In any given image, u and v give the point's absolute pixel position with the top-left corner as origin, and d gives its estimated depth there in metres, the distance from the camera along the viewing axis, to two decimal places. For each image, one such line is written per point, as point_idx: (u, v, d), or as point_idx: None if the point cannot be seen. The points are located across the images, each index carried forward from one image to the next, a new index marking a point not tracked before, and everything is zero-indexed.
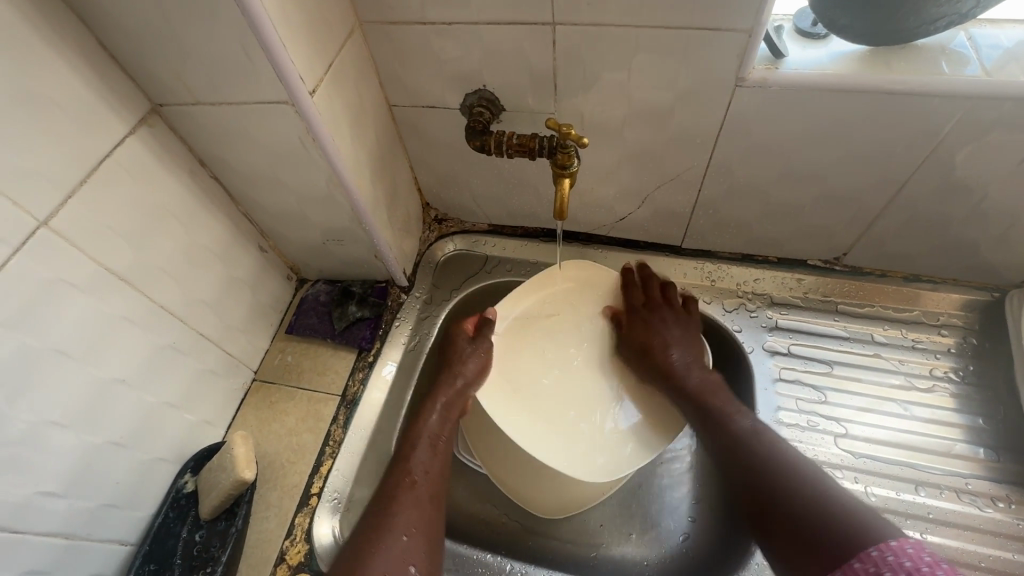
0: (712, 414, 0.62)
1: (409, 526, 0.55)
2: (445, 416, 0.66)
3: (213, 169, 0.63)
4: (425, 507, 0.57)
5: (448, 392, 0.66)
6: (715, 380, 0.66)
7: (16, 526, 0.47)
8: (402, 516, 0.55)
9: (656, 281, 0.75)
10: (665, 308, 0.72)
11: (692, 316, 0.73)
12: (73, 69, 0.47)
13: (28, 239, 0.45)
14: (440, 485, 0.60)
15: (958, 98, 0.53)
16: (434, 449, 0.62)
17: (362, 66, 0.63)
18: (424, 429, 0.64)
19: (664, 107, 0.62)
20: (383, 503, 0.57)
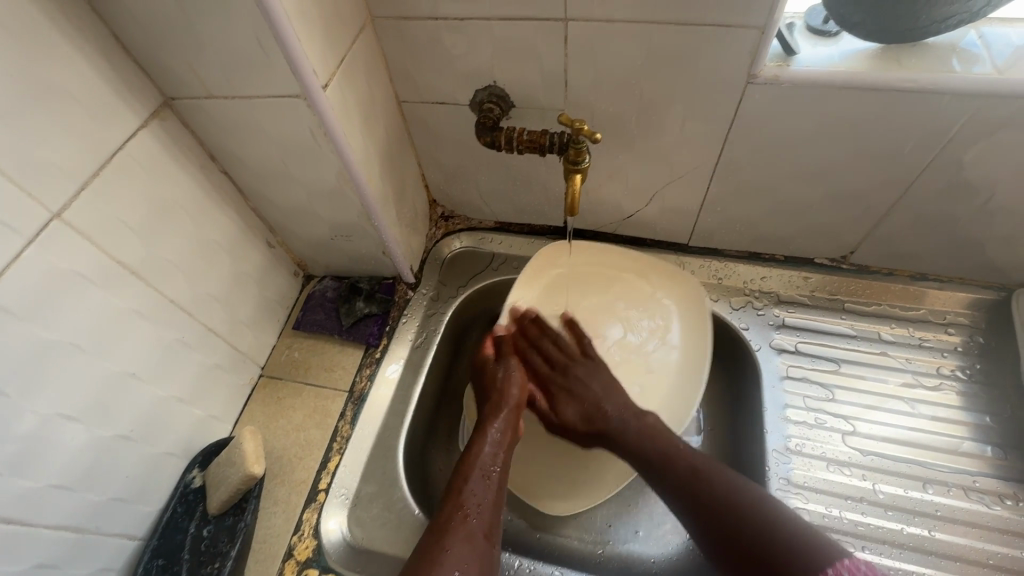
0: (654, 459, 0.61)
1: (464, 563, 0.49)
2: (499, 447, 0.61)
3: (223, 164, 0.63)
4: (478, 543, 0.51)
5: (505, 417, 0.64)
6: (651, 422, 0.64)
7: (26, 518, 0.47)
8: (452, 554, 0.50)
9: (546, 337, 0.72)
10: (569, 367, 0.70)
11: (591, 356, 0.71)
12: (87, 61, 0.47)
13: (42, 231, 0.45)
14: (495, 521, 0.55)
15: (968, 97, 0.53)
16: (491, 480, 0.58)
17: (373, 62, 0.63)
18: (476, 458, 0.59)
19: (675, 105, 0.62)
20: (436, 535, 0.52)
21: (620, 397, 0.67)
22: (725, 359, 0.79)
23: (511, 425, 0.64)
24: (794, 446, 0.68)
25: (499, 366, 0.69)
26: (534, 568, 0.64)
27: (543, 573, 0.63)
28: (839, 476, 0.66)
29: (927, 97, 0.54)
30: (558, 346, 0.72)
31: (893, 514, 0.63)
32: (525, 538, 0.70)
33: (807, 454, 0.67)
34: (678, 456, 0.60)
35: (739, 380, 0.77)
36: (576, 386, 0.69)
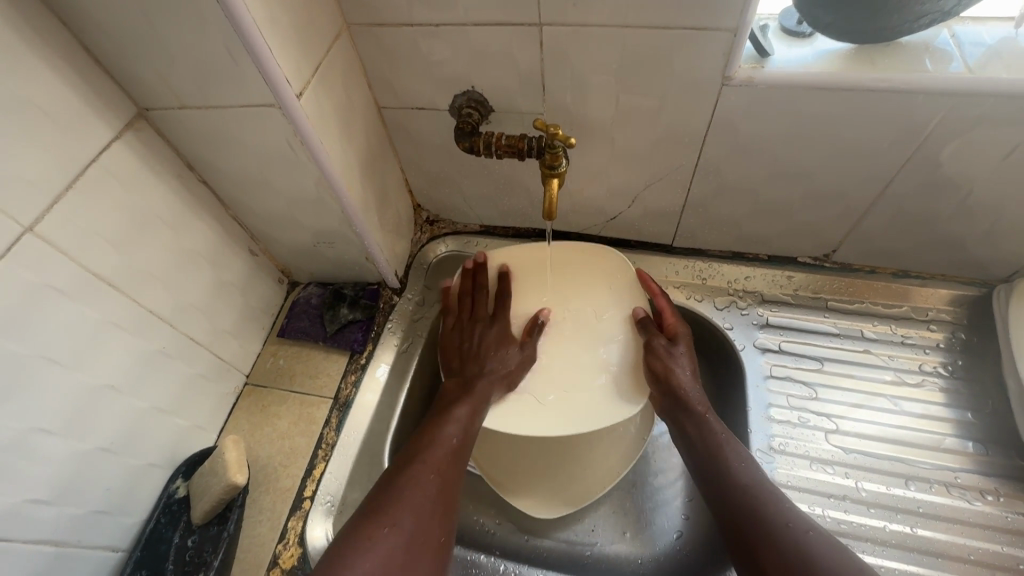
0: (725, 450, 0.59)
1: (393, 529, 0.50)
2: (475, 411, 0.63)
3: (202, 173, 0.63)
4: (419, 511, 0.53)
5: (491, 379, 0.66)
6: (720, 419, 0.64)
7: (3, 534, 0.46)
8: (409, 493, 0.53)
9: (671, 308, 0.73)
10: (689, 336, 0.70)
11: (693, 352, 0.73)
12: (57, 74, 0.47)
13: (14, 245, 0.45)
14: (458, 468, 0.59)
15: (941, 96, 0.54)
16: (460, 446, 0.60)
17: (350, 68, 0.63)
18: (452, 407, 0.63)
19: (652, 107, 0.62)
20: (386, 491, 0.54)
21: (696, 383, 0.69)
22: (710, 356, 0.80)
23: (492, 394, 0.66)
24: (778, 445, 0.68)
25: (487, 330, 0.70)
26: (519, 571, 0.66)
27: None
28: (823, 475, 0.66)
29: (900, 97, 0.55)
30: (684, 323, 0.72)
31: (875, 512, 0.64)
32: (513, 542, 0.70)
33: (790, 453, 0.68)
34: (742, 465, 0.57)
35: (725, 379, 0.77)
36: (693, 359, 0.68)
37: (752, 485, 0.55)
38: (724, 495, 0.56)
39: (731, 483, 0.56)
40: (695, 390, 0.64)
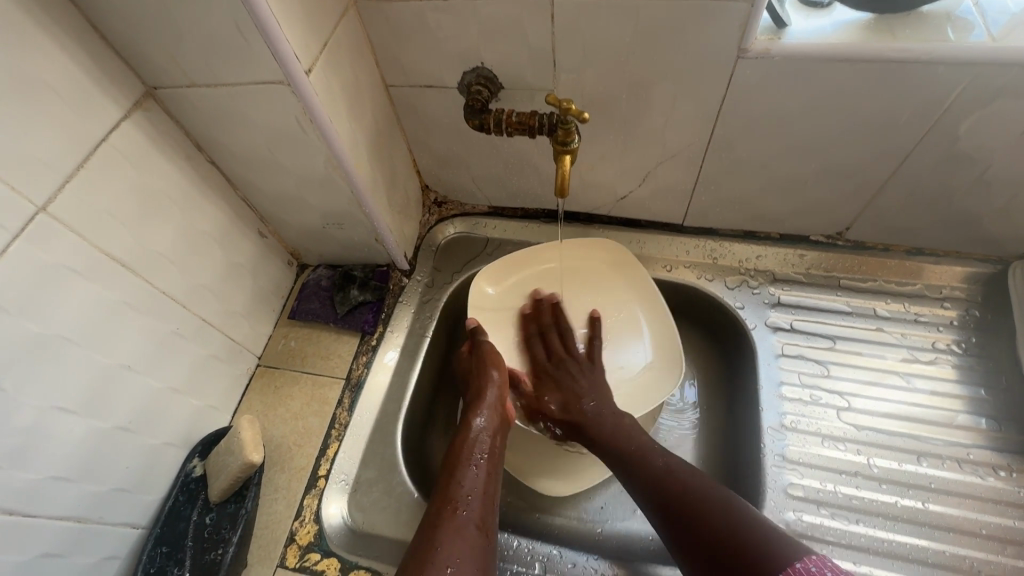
0: (629, 453, 0.61)
1: (455, 556, 0.49)
2: (494, 422, 0.63)
3: (210, 154, 0.62)
4: (470, 534, 0.52)
5: (490, 407, 0.64)
6: (631, 423, 0.64)
7: (27, 510, 0.47)
8: (447, 544, 0.50)
9: (552, 330, 0.73)
10: (569, 361, 0.70)
11: (596, 360, 0.71)
12: (67, 51, 0.46)
13: (28, 224, 0.45)
14: (489, 510, 0.55)
15: (962, 67, 0.53)
16: (485, 473, 0.58)
17: (358, 45, 0.62)
18: (466, 445, 0.60)
19: (665, 82, 0.61)
20: (424, 541, 0.51)
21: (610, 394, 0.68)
22: (720, 337, 0.80)
23: (496, 424, 0.63)
24: (790, 423, 0.68)
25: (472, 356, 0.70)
26: (532, 547, 0.64)
27: (540, 550, 0.63)
28: (834, 452, 0.66)
29: (919, 68, 0.53)
30: (583, 340, 0.72)
31: (887, 487, 0.64)
32: (524, 518, 0.71)
33: (802, 430, 0.68)
34: (653, 456, 0.60)
35: (735, 360, 0.77)
36: (580, 378, 0.69)
37: (673, 469, 0.58)
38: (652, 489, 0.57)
39: (647, 469, 0.59)
40: (583, 414, 0.66)
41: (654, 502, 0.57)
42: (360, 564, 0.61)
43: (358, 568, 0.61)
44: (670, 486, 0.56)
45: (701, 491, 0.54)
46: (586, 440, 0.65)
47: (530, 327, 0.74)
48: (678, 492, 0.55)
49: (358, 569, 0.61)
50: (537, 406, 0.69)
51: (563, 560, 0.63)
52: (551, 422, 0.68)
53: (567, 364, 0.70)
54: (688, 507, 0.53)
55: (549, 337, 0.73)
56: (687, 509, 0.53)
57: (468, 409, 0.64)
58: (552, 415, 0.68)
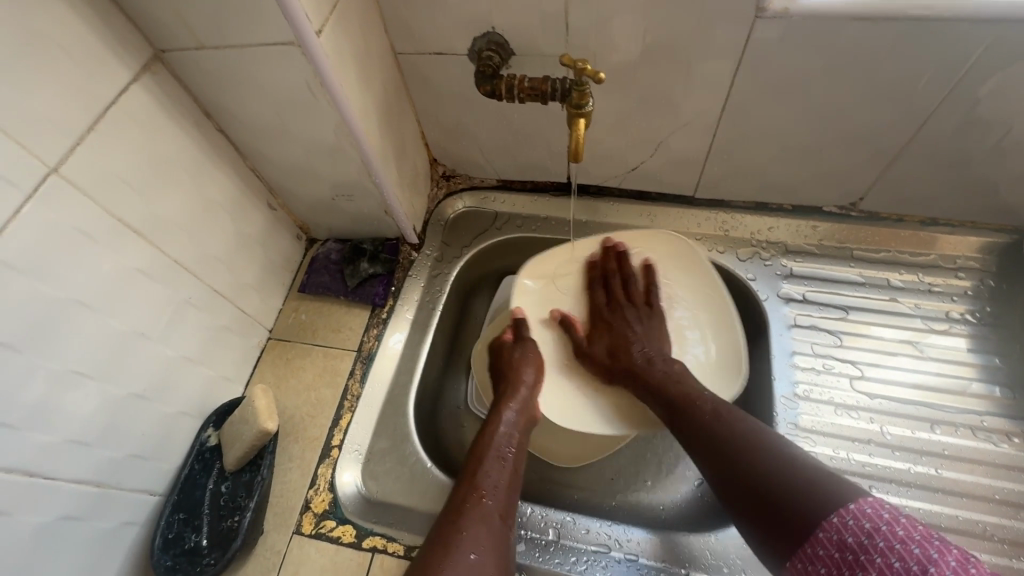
0: (672, 401, 0.60)
1: (479, 544, 0.49)
2: (523, 419, 0.62)
3: (219, 121, 0.62)
4: (494, 525, 0.52)
5: (523, 402, 0.63)
6: (680, 368, 0.63)
7: (47, 472, 0.47)
8: (471, 532, 0.50)
9: (617, 276, 0.73)
10: (625, 306, 0.71)
11: (654, 307, 0.71)
12: (75, 10, 0.46)
13: (40, 186, 0.45)
14: (510, 504, 0.55)
15: (986, 24, 0.51)
16: (512, 467, 0.58)
17: (367, 9, 0.61)
18: (495, 438, 0.59)
19: (681, 45, 0.59)
20: (447, 527, 0.51)
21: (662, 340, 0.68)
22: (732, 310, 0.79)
23: (525, 420, 0.62)
24: (802, 392, 0.68)
25: (513, 349, 0.69)
26: (546, 514, 0.63)
27: (554, 517, 0.63)
28: (847, 420, 0.66)
29: (942, 27, 0.52)
30: (630, 287, 0.72)
31: (900, 454, 0.64)
32: (537, 489, 0.71)
33: (815, 399, 0.68)
34: (698, 398, 0.59)
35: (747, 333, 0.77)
36: (634, 326, 0.69)
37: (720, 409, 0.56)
38: (701, 429, 0.56)
39: (694, 410, 0.58)
40: (636, 359, 0.66)
41: (704, 449, 0.55)
42: (375, 531, 0.61)
43: (373, 535, 0.61)
44: (721, 433, 0.54)
45: (756, 437, 0.52)
46: (631, 382, 0.66)
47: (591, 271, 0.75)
48: (732, 439, 0.53)
49: (373, 536, 0.61)
50: (585, 350, 0.70)
51: (577, 526, 0.62)
52: (594, 363, 0.69)
53: (630, 310, 0.70)
54: (740, 456, 0.51)
55: (608, 279, 0.73)
56: (739, 452, 0.51)
57: (501, 402, 0.63)
58: (597, 358, 0.69)
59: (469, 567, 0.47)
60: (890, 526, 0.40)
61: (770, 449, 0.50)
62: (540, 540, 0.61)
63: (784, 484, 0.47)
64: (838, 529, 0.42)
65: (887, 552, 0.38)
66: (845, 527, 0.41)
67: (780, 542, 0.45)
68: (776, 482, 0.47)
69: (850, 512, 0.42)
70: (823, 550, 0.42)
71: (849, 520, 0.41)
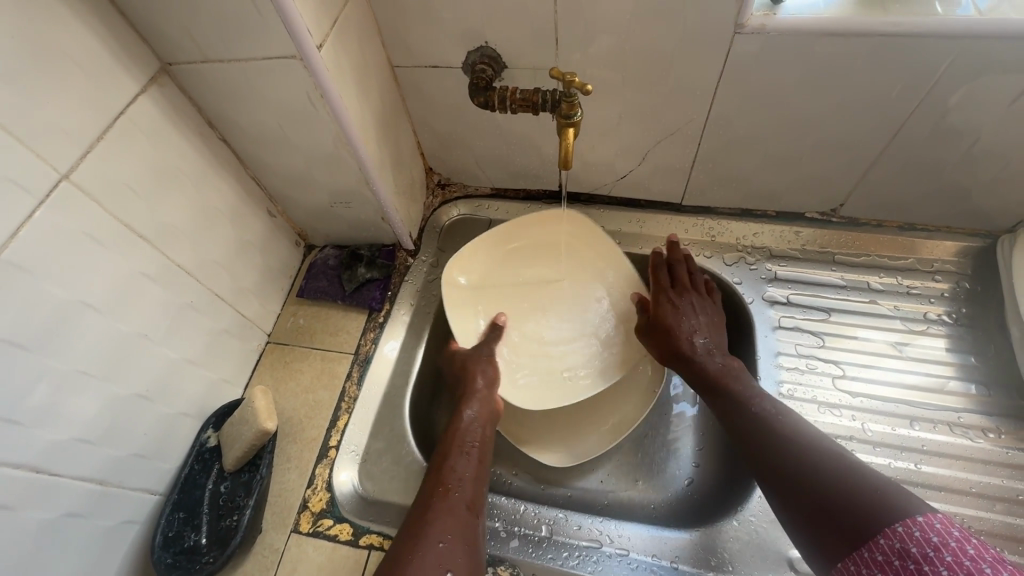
0: (731, 390, 0.63)
1: (446, 532, 0.53)
2: (486, 412, 0.66)
3: (222, 131, 0.64)
4: (461, 514, 0.55)
5: (480, 400, 0.67)
6: (738, 365, 0.66)
7: (52, 470, 0.49)
8: (438, 523, 0.53)
9: (682, 264, 0.74)
10: (691, 294, 0.72)
11: (714, 299, 0.74)
12: (87, 25, 0.48)
13: (52, 192, 0.47)
14: (477, 495, 0.58)
15: (951, 39, 0.54)
16: (475, 461, 0.61)
17: (365, 25, 0.63)
18: (457, 436, 0.63)
19: (664, 59, 0.62)
20: (416, 521, 0.54)
21: (717, 335, 0.71)
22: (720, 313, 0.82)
23: (486, 417, 0.66)
24: (787, 391, 0.71)
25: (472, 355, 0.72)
26: (539, 512, 0.65)
27: (547, 514, 0.65)
28: (831, 417, 0.68)
29: (909, 42, 0.55)
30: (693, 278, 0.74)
31: (881, 450, 0.66)
32: (530, 489, 0.73)
33: (799, 398, 0.70)
34: (754, 397, 0.61)
35: (734, 334, 0.80)
36: (694, 312, 0.71)
37: (772, 412, 0.59)
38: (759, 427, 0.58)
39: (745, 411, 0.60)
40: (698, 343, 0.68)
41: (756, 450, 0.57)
42: (371, 529, 0.63)
43: (370, 533, 0.62)
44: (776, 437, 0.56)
45: (808, 443, 0.54)
46: (689, 370, 0.68)
47: (659, 256, 0.75)
48: (784, 440, 0.55)
49: (370, 534, 0.62)
50: (654, 323, 0.71)
51: (569, 523, 0.64)
52: (656, 341, 0.70)
53: (692, 298, 0.72)
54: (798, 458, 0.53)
55: (675, 268, 0.74)
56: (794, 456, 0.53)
57: (461, 402, 0.67)
58: (661, 335, 0.70)
59: (436, 554, 0.51)
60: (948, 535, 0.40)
61: (826, 453, 0.52)
62: (533, 536, 0.63)
63: (837, 490, 0.48)
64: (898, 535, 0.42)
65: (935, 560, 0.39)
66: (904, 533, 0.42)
67: (831, 540, 0.46)
68: (835, 486, 0.48)
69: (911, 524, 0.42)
70: (881, 555, 0.42)
71: (916, 532, 0.41)
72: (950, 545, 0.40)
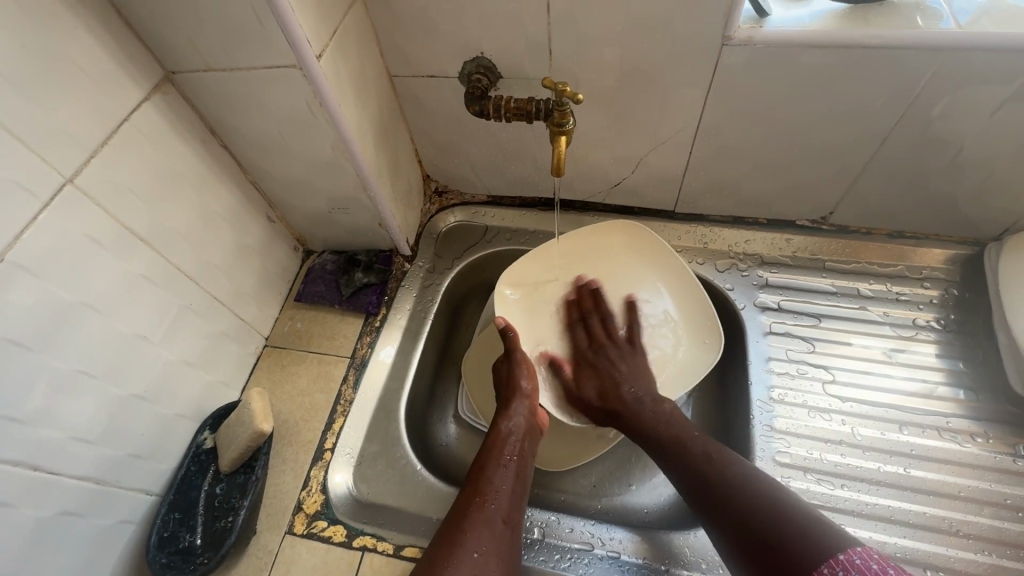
0: (665, 440, 0.62)
1: (481, 545, 0.52)
2: (526, 424, 0.65)
3: (223, 138, 0.65)
4: (496, 528, 0.54)
5: (523, 408, 0.65)
6: (669, 408, 0.65)
7: (51, 468, 0.49)
8: (474, 535, 0.53)
9: (595, 314, 0.74)
10: (608, 346, 0.71)
11: (636, 343, 0.72)
12: (94, 35, 0.50)
13: (56, 195, 0.48)
14: (514, 508, 0.57)
15: (931, 52, 0.56)
16: (515, 473, 0.60)
17: (364, 36, 0.65)
18: (496, 445, 0.62)
19: (655, 70, 0.64)
20: (451, 530, 0.54)
21: (643, 373, 0.69)
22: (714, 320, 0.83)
23: (528, 426, 0.65)
24: (778, 396, 0.71)
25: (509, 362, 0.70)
26: (532, 515, 0.65)
27: (540, 516, 0.65)
28: (821, 422, 0.69)
29: (891, 55, 0.57)
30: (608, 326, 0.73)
31: (870, 454, 0.67)
32: None
33: (790, 402, 0.71)
34: (691, 443, 0.60)
35: (726, 339, 0.81)
36: (617, 362, 0.70)
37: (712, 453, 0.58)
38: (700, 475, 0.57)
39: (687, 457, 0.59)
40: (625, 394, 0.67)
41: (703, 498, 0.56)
42: (365, 530, 0.63)
43: (364, 535, 0.63)
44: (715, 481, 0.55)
45: (748, 483, 0.54)
46: (625, 427, 0.66)
47: (574, 311, 0.75)
48: (723, 482, 0.55)
49: (363, 535, 0.63)
50: (577, 393, 0.70)
51: (561, 526, 0.64)
52: (588, 405, 0.69)
53: (611, 350, 0.71)
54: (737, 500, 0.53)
55: (589, 322, 0.73)
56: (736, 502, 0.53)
57: (502, 409, 0.66)
58: (590, 399, 0.69)
59: (470, 567, 0.50)
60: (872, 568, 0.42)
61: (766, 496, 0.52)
62: (526, 539, 0.63)
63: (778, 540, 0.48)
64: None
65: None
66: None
67: None
68: (771, 531, 0.49)
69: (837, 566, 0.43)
70: None
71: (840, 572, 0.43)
72: None
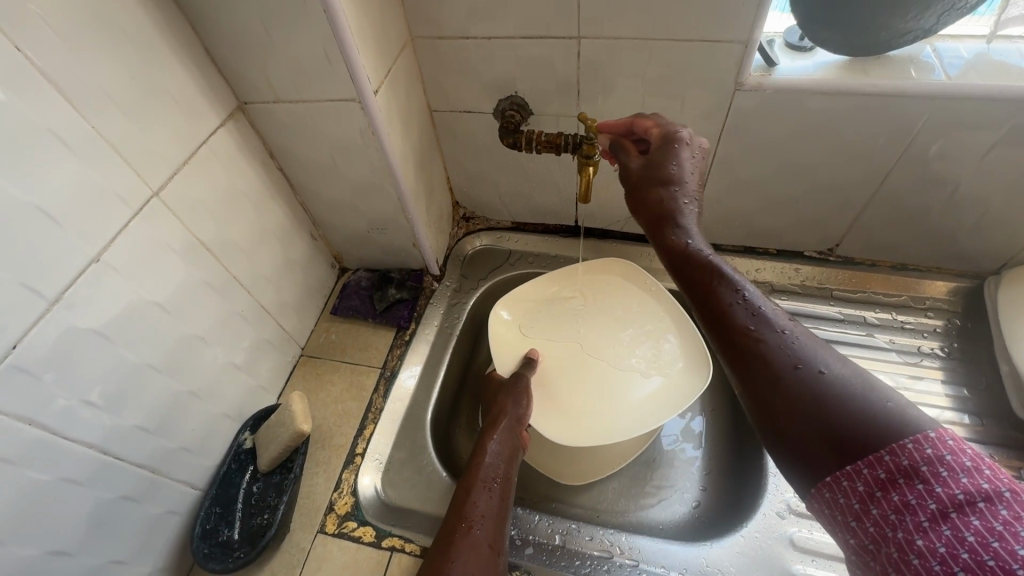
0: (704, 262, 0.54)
1: (467, 569, 0.54)
2: (507, 451, 0.67)
3: (280, 161, 0.72)
4: (482, 552, 0.56)
5: (503, 437, 0.67)
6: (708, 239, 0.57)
7: (118, 454, 0.54)
8: (460, 560, 0.55)
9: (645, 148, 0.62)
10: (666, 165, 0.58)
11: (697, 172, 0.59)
12: (185, 69, 0.57)
13: (144, 206, 0.54)
14: (499, 533, 0.59)
15: (926, 99, 0.62)
16: (499, 498, 0.62)
17: (412, 75, 0.73)
18: (479, 472, 0.64)
19: (674, 110, 0.71)
20: (439, 554, 0.56)
21: (699, 188, 0.60)
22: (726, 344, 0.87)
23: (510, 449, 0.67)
24: None
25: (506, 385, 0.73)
26: (552, 522, 0.68)
27: (561, 524, 0.68)
28: None
29: (888, 101, 0.63)
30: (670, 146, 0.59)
31: None
32: (542, 505, 0.76)
33: None
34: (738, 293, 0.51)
35: None
36: (679, 155, 0.58)
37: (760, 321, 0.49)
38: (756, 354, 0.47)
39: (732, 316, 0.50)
40: (675, 207, 0.58)
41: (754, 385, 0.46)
42: (393, 532, 0.66)
43: (392, 536, 0.66)
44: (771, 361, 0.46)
45: (812, 379, 0.43)
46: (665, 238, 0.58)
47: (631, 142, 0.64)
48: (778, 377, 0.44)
49: (391, 536, 0.66)
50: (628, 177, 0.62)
51: (581, 534, 0.67)
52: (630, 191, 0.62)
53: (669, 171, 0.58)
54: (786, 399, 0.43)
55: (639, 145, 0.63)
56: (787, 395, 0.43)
57: (484, 437, 0.68)
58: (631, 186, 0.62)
59: None
60: (934, 468, 0.35)
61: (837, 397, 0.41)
62: (547, 545, 0.66)
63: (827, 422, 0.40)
64: (846, 491, 0.38)
65: (933, 533, 0.33)
66: (860, 492, 0.37)
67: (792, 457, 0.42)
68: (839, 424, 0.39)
69: (860, 473, 0.37)
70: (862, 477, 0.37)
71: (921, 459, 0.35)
72: (955, 469, 0.34)
